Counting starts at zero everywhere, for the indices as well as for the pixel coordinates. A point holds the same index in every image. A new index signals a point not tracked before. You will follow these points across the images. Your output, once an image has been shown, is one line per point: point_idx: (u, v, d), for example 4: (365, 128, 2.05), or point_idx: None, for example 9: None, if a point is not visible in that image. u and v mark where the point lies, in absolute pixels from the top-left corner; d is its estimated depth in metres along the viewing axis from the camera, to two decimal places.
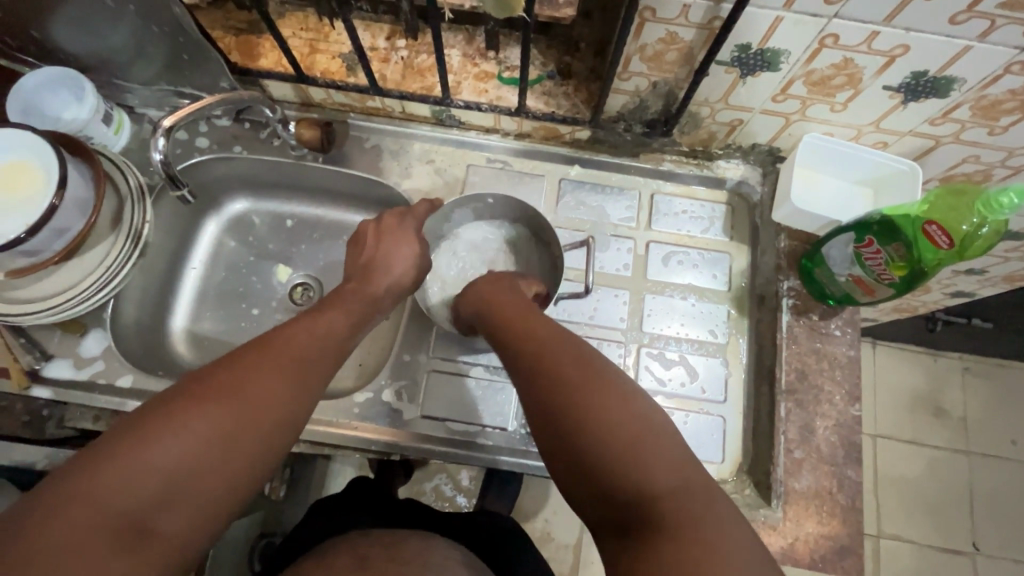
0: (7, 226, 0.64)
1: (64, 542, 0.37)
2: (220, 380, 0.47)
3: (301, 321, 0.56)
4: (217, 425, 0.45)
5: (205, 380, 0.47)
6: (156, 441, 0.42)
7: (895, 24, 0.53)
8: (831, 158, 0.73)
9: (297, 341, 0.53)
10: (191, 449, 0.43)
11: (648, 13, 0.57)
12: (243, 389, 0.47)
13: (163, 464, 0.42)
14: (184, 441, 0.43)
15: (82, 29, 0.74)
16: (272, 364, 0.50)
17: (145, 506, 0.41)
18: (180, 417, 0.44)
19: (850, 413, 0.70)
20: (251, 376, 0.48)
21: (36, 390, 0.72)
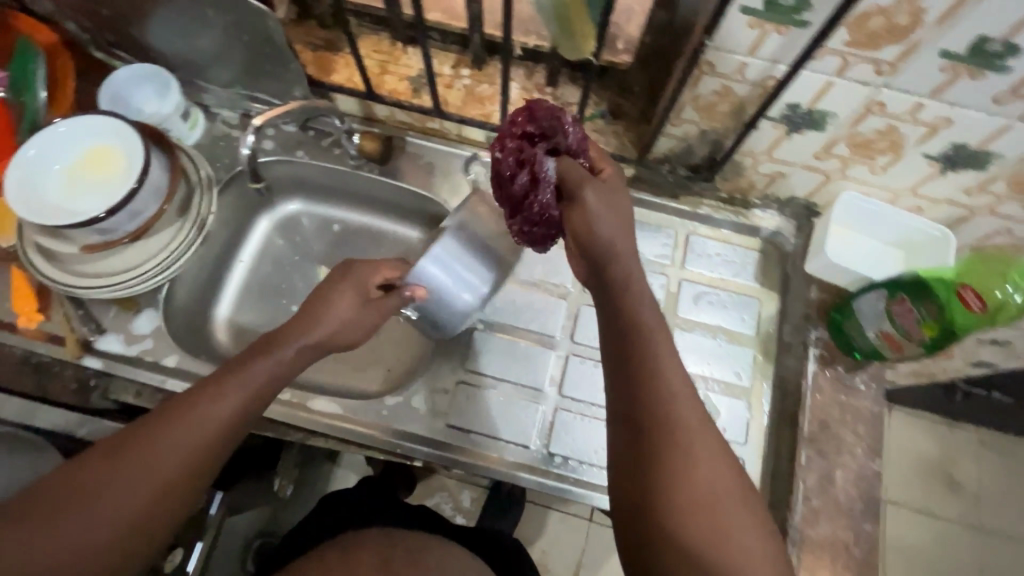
0: (91, 205, 0.70)
1: None
2: (123, 464, 0.50)
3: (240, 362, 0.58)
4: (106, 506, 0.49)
5: (130, 437, 0.52)
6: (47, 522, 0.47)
7: (940, 98, 0.57)
8: (867, 218, 0.75)
9: (205, 409, 0.54)
10: (83, 526, 0.48)
11: (707, 67, 0.61)
12: (121, 478, 0.50)
13: (54, 543, 0.47)
14: (81, 524, 0.48)
15: (178, 32, 0.80)
16: (205, 413, 0.54)
17: None
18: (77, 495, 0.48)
19: (870, 466, 0.71)
20: (152, 453, 0.51)
21: (87, 360, 0.75)
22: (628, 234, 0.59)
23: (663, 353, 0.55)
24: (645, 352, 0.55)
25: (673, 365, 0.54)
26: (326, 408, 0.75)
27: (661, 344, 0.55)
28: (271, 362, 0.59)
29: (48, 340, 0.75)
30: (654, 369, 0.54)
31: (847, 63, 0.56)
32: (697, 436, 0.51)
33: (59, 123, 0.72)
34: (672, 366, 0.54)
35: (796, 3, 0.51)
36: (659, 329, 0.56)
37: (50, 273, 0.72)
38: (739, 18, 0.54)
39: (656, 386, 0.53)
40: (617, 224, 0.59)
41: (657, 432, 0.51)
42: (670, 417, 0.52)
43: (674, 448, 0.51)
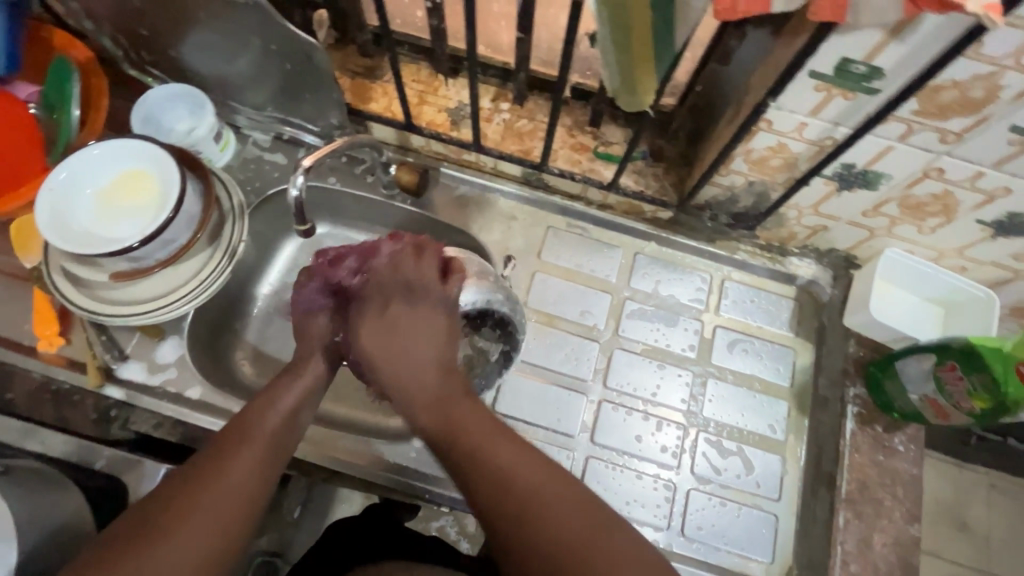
0: (123, 232, 0.68)
1: None
2: (187, 491, 0.49)
3: (269, 390, 0.59)
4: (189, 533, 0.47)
5: (174, 488, 0.49)
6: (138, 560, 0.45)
7: (1003, 169, 0.56)
8: (910, 275, 0.74)
9: (252, 427, 0.54)
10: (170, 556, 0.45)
11: (765, 124, 0.60)
12: (195, 503, 0.48)
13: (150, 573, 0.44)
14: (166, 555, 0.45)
15: (216, 54, 0.78)
16: (249, 443, 0.53)
17: None
18: (158, 528, 0.46)
19: (910, 532, 0.69)
20: (219, 473, 0.50)
21: (109, 389, 0.73)
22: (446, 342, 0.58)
23: (491, 446, 0.52)
24: (481, 448, 0.52)
25: (509, 448, 0.52)
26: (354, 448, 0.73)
27: (473, 449, 0.52)
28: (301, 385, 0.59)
29: (69, 366, 0.73)
30: (490, 477, 0.50)
31: (911, 130, 0.55)
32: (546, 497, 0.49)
33: (93, 145, 0.69)
34: (535, 471, 0.50)
35: (868, 71, 0.50)
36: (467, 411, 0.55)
37: (76, 299, 0.70)
38: (805, 82, 0.53)
39: (527, 498, 0.48)
40: (397, 333, 0.56)
41: (520, 530, 0.47)
42: (523, 500, 0.48)
43: (524, 547, 0.47)
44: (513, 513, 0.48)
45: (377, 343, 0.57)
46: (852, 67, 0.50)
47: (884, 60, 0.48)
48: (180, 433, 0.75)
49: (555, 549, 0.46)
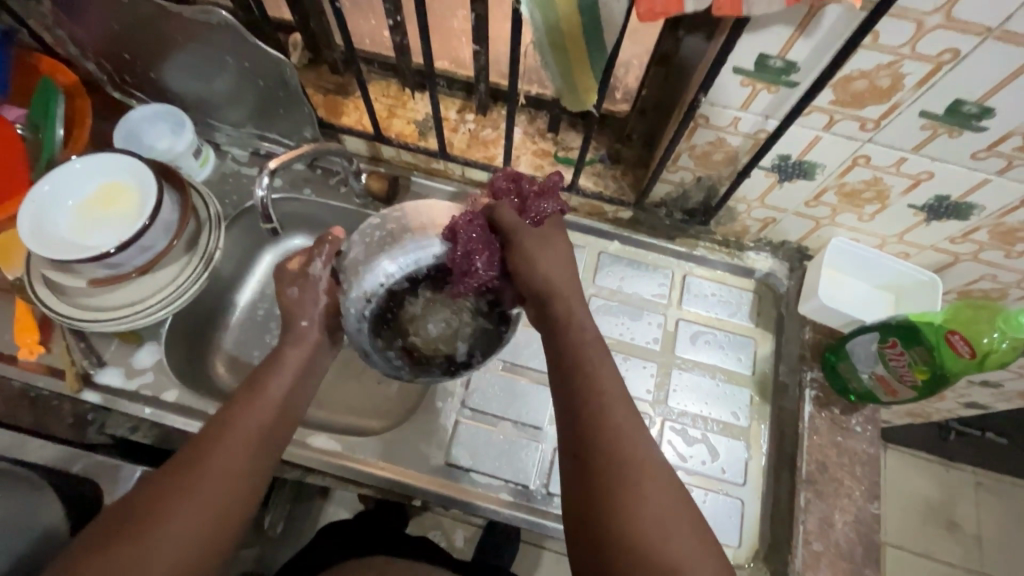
0: (102, 239, 0.71)
1: None
2: (196, 457, 0.53)
3: (256, 378, 0.60)
4: (199, 501, 0.51)
5: (160, 482, 0.52)
6: (153, 527, 0.49)
7: (922, 152, 0.60)
8: (856, 263, 0.78)
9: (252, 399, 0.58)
10: (179, 522, 0.50)
11: (702, 120, 0.64)
12: (205, 471, 0.52)
13: (162, 539, 0.49)
14: (176, 520, 0.50)
15: (194, 75, 0.83)
16: (233, 437, 0.55)
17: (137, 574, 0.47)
18: (171, 495, 0.51)
19: (869, 509, 0.71)
20: (221, 446, 0.54)
21: (86, 394, 0.74)
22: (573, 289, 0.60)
23: (616, 403, 0.54)
24: (606, 410, 0.53)
25: (626, 412, 0.54)
26: (325, 445, 0.74)
27: (608, 416, 0.53)
28: (287, 374, 0.61)
29: (47, 373, 0.75)
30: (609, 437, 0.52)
31: (834, 120, 0.59)
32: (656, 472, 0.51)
33: (76, 160, 0.73)
34: (640, 435, 0.53)
35: (784, 65, 0.54)
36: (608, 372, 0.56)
37: (56, 306, 0.72)
38: (730, 77, 0.58)
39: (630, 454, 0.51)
40: (558, 266, 0.61)
41: (610, 481, 0.50)
42: (623, 469, 0.51)
43: (615, 501, 0.49)
44: (613, 471, 0.50)
45: (561, 278, 0.60)
46: (770, 62, 0.55)
47: (797, 54, 0.53)
48: (156, 435, 0.76)
49: (635, 519, 0.48)
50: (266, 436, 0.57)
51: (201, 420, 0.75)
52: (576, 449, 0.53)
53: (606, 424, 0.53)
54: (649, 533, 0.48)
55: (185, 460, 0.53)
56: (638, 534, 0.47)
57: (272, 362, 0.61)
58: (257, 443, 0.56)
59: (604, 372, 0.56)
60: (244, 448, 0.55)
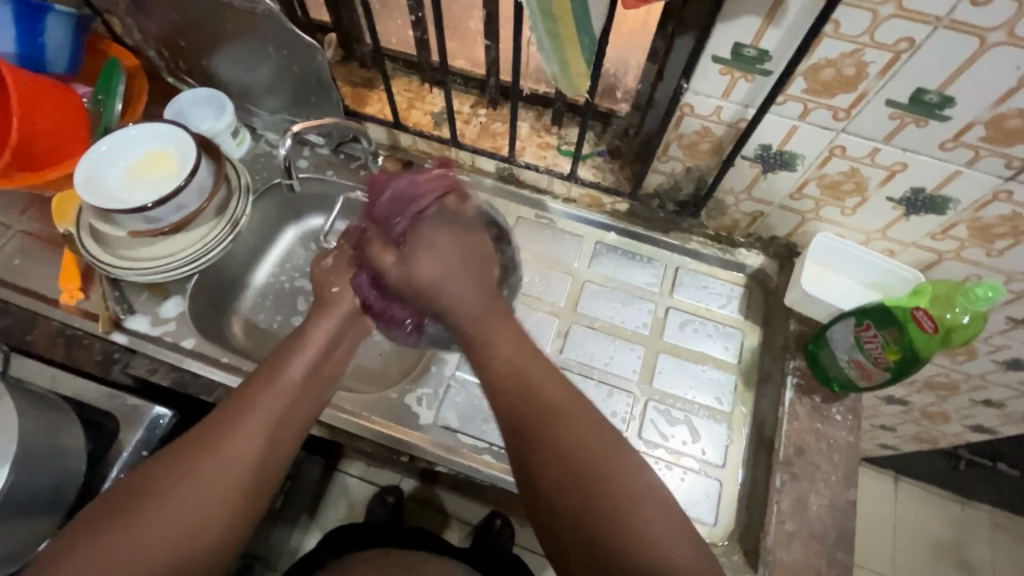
0: (142, 197, 0.80)
1: (188, 476, 0.52)
2: (270, 371, 0.61)
3: (281, 352, 0.64)
4: (272, 404, 0.58)
5: (169, 469, 0.53)
6: (237, 420, 0.56)
7: (894, 143, 0.64)
8: (842, 258, 0.80)
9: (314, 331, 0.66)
10: (256, 418, 0.57)
11: (687, 108, 0.70)
12: (275, 382, 0.60)
13: (244, 433, 0.56)
14: (254, 416, 0.57)
15: (238, 62, 0.93)
16: (246, 425, 0.56)
17: (221, 456, 0.54)
18: (252, 396, 0.58)
19: (845, 495, 0.71)
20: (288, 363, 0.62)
21: (115, 335, 0.82)
22: (472, 268, 0.62)
23: (540, 379, 0.54)
24: (528, 380, 0.54)
25: (540, 370, 0.55)
26: (324, 398, 0.79)
27: (512, 362, 0.55)
28: (310, 350, 0.64)
29: (84, 316, 0.83)
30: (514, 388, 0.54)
31: (808, 109, 0.64)
32: (578, 419, 0.52)
33: (131, 127, 0.83)
34: (562, 390, 0.53)
35: (758, 54, 0.60)
36: (529, 355, 0.56)
37: (98, 254, 0.81)
38: (710, 66, 0.63)
39: (549, 403, 0.52)
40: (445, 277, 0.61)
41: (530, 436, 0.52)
42: (540, 432, 0.51)
43: (542, 445, 0.51)
44: (526, 424, 0.52)
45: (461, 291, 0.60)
46: (745, 50, 0.60)
47: (768, 42, 0.58)
48: (172, 378, 0.83)
49: (561, 477, 0.49)
50: (280, 426, 0.58)
51: (214, 366, 0.81)
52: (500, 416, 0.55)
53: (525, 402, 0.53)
54: (579, 477, 0.49)
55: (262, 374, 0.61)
56: (583, 474, 0.49)
57: (290, 348, 0.64)
58: (283, 419, 0.58)
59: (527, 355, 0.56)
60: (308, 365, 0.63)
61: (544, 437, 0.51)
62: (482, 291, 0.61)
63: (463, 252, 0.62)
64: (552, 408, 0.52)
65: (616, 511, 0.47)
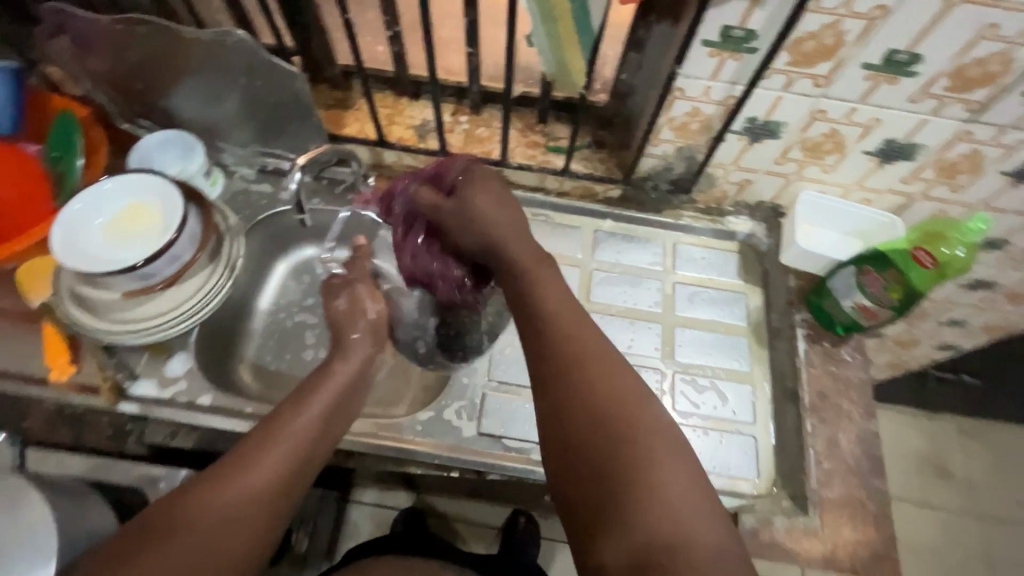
0: (130, 255, 0.75)
1: (205, 520, 0.52)
2: (285, 416, 0.60)
3: (301, 393, 0.63)
4: (289, 450, 0.58)
5: (195, 499, 0.52)
6: (256, 467, 0.55)
7: (869, 101, 0.70)
8: (826, 213, 0.87)
9: (331, 375, 0.66)
10: (273, 466, 0.56)
11: (679, 92, 0.73)
12: (291, 427, 0.59)
13: (263, 482, 0.55)
14: (273, 464, 0.56)
15: (202, 98, 0.88)
16: (264, 469, 0.55)
17: (240, 504, 0.53)
18: (271, 441, 0.57)
19: (869, 426, 0.79)
20: (302, 409, 0.61)
21: (123, 405, 0.77)
22: (518, 225, 0.67)
23: (566, 318, 0.58)
24: (558, 316, 0.58)
25: (569, 318, 0.58)
26: (362, 429, 0.78)
27: (570, 325, 0.57)
28: (326, 394, 0.64)
29: (82, 390, 0.77)
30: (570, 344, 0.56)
31: (791, 80, 0.68)
32: (618, 371, 0.54)
33: (107, 180, 0.78)
34: (590, 337, 0.56)
35: (745, 34, 0.64)
36: (565, 307, 0.59)
37: (89, 322, 0.76)
38: (700, 50, 0.67)
39: (591, 358, 0.55)
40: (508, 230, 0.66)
41: (564, 378, 0.54)
42: (573, 374, 0.54)
43: (575, 386, 0.53)
44: (565, 365, 0.54)
45: (512, 244, 0.65)
46: (733, 32, 0.64)
47: (754, 22, 0.63)
48: (195, 439, 0.79)
49: (595, 421, 0.51)
50: (297, 470, 0.58)
51: (237, 418, 0.78)
52: (532, 354, 0.57)
53: (556, 344, 0.56)
54: (614, 425, 0.51)
55: (277, 417, 0.60)
56: (610, 428, 0.51)
57: (317, 381, 0.65)
58: (301, 465, 0.58)
59: (556, 299, 0.59)
60: (323, 409, 0.62)
61: (577, 383, 0.53)
62: (527, 247, 0.64)
63: (513, 215, 0.67)
64: (584, 359, 0.55)
65: (641, 462, 0.49)
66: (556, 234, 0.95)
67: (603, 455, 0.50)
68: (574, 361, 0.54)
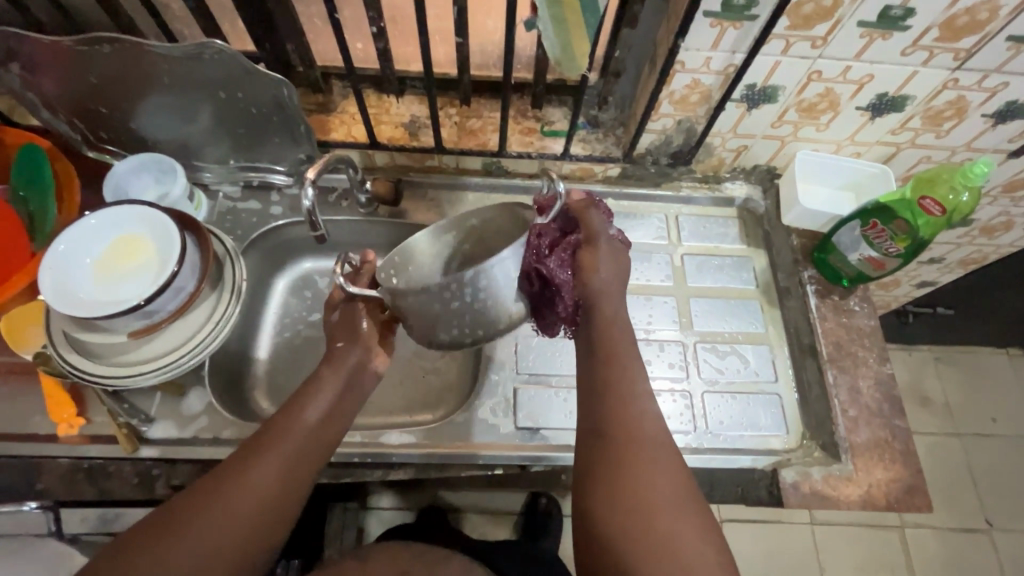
0: (131, 293, 0.70)
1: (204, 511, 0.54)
2: (286, 413, 0.62)
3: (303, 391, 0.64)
4: (285, 447, 0.59)
5: (198, 488, 0.56)
6: (252, 462, 0.57)
7: (863, 58, 0.71)
8: (824, 170, 0.89)
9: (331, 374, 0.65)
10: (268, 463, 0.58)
11: (679, 66, 0.73)
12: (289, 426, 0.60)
13: (258, 476, 0.57)
14: (267, 460, 0.58)
15: (176, 115, 0.82)
16: (258, 464, 0.57)
17: (233, 495, 0.55)
18: (268, 438, 0.59)
19: (884, 371, 0.82)
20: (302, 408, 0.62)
21: (144, 451, 0.73)
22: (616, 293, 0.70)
23: (633, 392, 0.64)
24: (630, 388, 0.64)
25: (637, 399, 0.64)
26: (401, 441, 0.77)
27: (630, 401, 0.63)
28: (327, 393, 0.64)
29: (97, 441, 0.72)
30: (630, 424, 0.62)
31: (790, 43, 0.69)
32: (660, 447, 0.61)
33: (89, 217, 0.73)
34: (649, 421, 0.62)
35: (746, 2, 0.64)
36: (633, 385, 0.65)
37: (91, 370, 0.70)
38: (701, 21, 0.67)
39: (647, 434, 0.61)
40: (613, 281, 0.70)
41: (617, 445, 0.60)
42: (626, 446, 0.60)
43: (628, 457, 0.59)
44: (619, 437, 0.61)
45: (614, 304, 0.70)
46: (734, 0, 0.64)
47: None
48: None
49: (634, 493, 0.57)
50: (290, 468, 0.59)
51: None
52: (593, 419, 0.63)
53: (617, 416, 0.62)
54: (650, 498, 0.57)
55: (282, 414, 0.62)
56: (643, 499, 0.57)
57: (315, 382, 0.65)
58: (293, 464, 0.59)
59: (632, 375, 0.65)
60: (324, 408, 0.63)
61: (628, 455, 0.59)
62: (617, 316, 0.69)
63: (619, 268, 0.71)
64: (638, 434, 0.61)
65: (665, 534, 0.55)
66: None
67: (633, 520, 0.56)
68: (626, 438, 0.61)
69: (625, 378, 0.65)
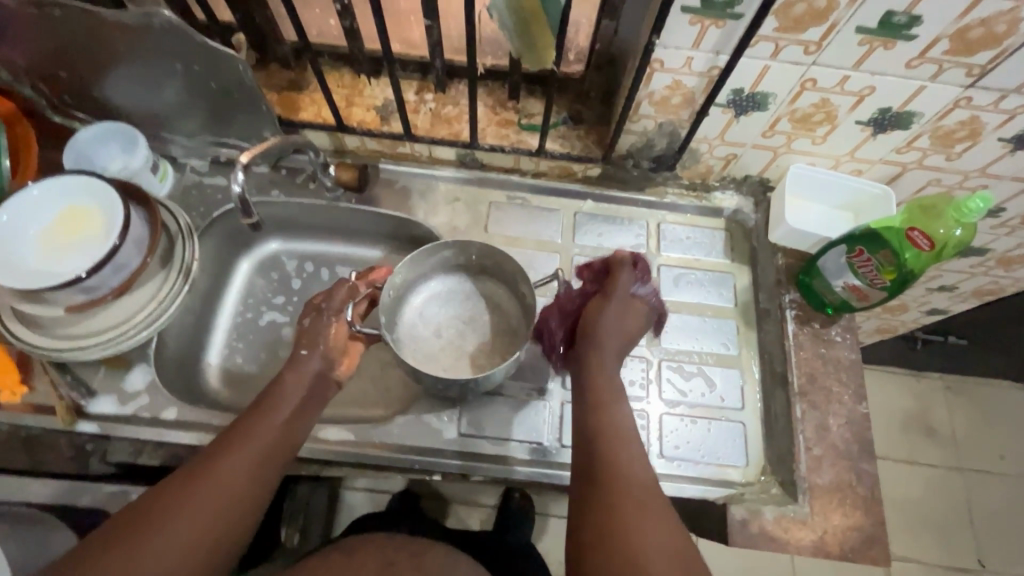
0: (74, 267, 0.69)
1: (168, 509, 0.54)
2: (255, 415, 0.62)
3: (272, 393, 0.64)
4: (252, 450, 0.60)
5: (169, 486, 0.56)
6: (220, 462, 0.58)
7: (863, 69, 0.64)
8: (818, 186, 0.82)
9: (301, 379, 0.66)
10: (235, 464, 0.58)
11: (657, 64, 0.68)
12: (257, 428, 0.61)
13: (223, 476, 0.57)
14: (233, 461, 0.58)
15: (139, 85, 0.80)
16: (226, 465, 0.58)
17: (199, 493, 0.56)
18: (237, 439, 0.60)
19: (859, 409, 0.77)
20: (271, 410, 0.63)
21: (82, 425, 0.73)
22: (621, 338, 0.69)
23: (619, 435, 0.62)
24: (619, 435, 0.62)
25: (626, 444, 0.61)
26: (342, 437, 0.75)
27: (616, 446, 0.61)
28: (292, 398, 0.64)
29: (36, 412, 0.72)
30: (611, 464, 0.60)
31: (779, 47, 0.63)
32: (646, 492, 0.58)
33: (33, 187, 0.72)
34: (637, 466, 0.60)
35: None
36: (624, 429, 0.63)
37: (33, 340, 0.70)
38: (679, 16, 0.61)
39: (633, 479, 0.59)
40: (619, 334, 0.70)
41: (601, 491, 0.58)
42: (612, 492, 0.58)
43: (611, 504, 0.57)
44: (603, 482, 0.59)
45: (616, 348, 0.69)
46: None
47: None
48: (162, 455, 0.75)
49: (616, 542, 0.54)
50: (257, 470, 0.59)
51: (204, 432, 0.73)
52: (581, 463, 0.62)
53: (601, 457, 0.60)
54: (629, 548, 0.54)
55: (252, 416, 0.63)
56: (622, 548, 0.54)
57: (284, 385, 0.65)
58: (261, 466, 0.59)
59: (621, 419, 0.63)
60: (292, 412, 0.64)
61: (611, 502, 0.57)
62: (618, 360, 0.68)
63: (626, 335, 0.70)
64: (622, 479, 0.59)
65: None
66: (535, 218, 0.89)
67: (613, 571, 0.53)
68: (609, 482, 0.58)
69: (615, 421, 0.63)
